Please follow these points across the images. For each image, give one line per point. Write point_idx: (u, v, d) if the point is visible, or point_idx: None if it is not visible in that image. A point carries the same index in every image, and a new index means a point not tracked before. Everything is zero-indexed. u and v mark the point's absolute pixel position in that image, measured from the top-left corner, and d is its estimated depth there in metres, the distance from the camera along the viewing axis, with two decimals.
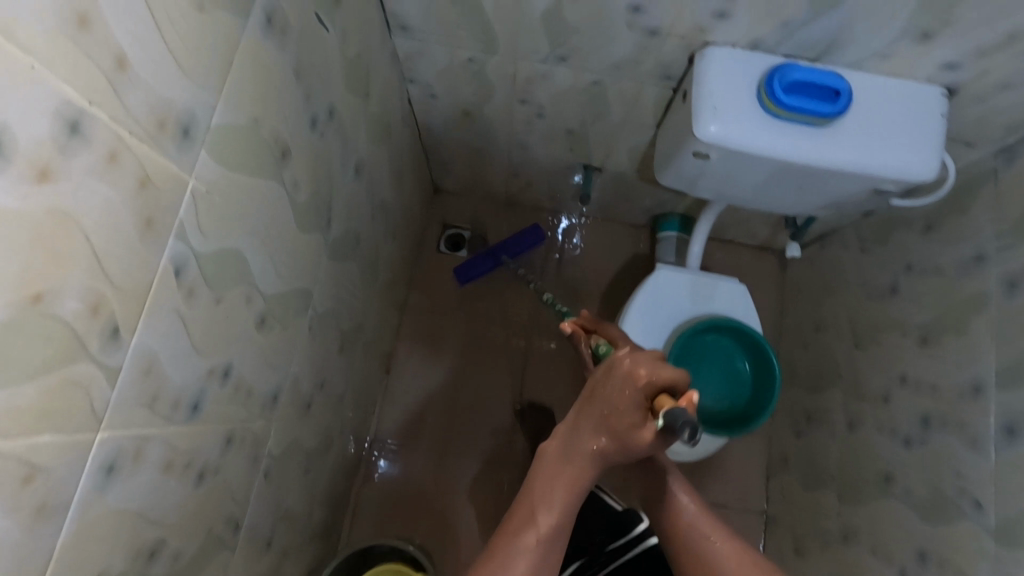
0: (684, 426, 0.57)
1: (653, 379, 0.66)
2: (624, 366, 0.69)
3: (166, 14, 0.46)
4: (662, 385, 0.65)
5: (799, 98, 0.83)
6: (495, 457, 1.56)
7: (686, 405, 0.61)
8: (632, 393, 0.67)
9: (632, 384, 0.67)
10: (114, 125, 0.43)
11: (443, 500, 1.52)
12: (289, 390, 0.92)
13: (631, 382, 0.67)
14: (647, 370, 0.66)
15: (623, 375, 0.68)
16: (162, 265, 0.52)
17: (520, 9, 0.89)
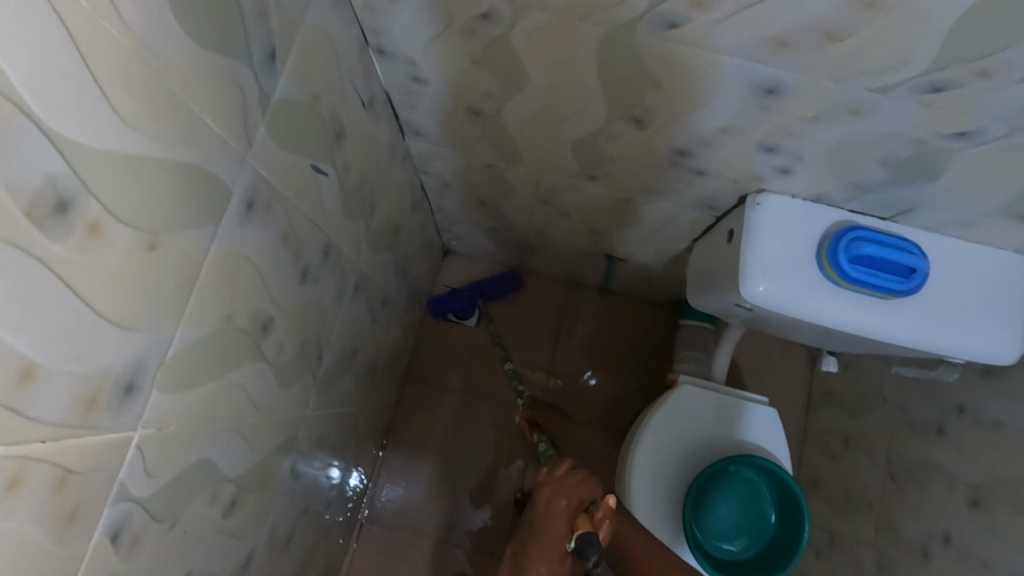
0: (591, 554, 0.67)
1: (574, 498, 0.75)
2: (548, 495, 0.78)
3: (100, 286, 0.36)
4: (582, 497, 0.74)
5: (868, 272, 0.72)
6: (501, 500, 1.41)
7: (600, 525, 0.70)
8: (562, 521, 0.75)
9: (558, 509, 0.75)
10: (18, 449, 0.33)
11: (441, 533, 1.39)
12: (267, 541, 0.83)
13: (558, 513, 0.75)
14: (567, 498, 0.76)
15: (550, 502, 0.77)
16: (93, 543, 0.42)
17: (550, 138, 0.78)
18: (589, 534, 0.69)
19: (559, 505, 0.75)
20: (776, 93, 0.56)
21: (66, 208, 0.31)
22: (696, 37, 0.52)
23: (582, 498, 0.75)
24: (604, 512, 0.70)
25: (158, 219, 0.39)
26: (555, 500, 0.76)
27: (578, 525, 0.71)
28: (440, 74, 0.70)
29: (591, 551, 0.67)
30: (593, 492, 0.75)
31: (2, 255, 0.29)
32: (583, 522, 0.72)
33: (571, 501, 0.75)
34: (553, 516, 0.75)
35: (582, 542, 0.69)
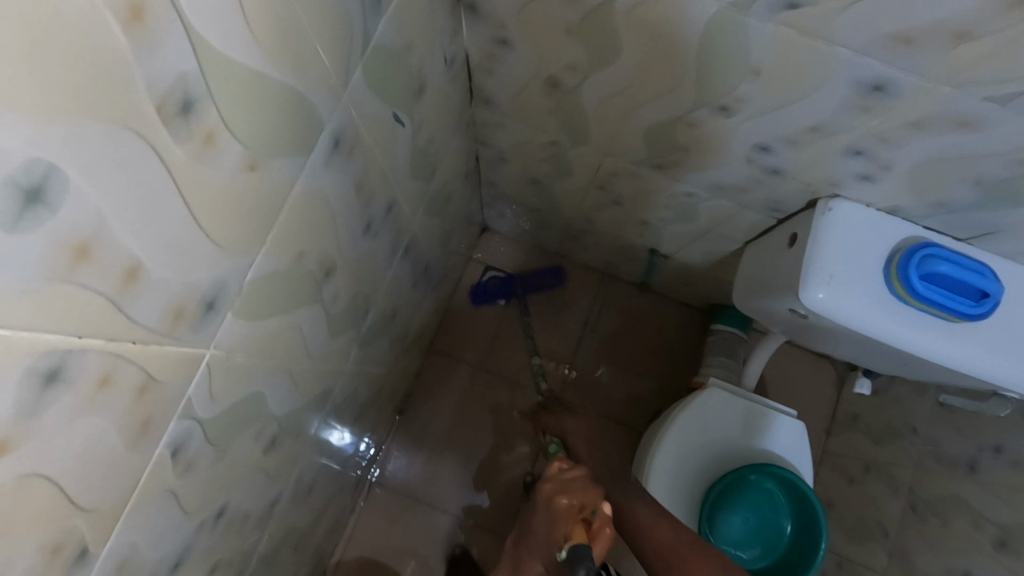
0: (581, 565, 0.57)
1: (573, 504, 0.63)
2: (544, 494, 0.65)
3: (206, 197, 0.36)
4: (581, 505, 0.63)
5: (936, 291, 0.70)
6: (510, 481, 1.41)
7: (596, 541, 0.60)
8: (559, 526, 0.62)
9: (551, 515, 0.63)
10: (108, 348, 0.32)
11: (448, 503, 1.40)
12: (294, 486, 0.84)
13: (556, 518, 0.63)
14: (569, 501, 0.63)
15: (544, 504, 0.64)
16: (156, 456, 0.42)
17: (624, 119, 0.77)
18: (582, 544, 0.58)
19: (559, 508, 0.63)
20: (883, 94, 0.55)
21: (190, 110, 0.31)
22: (813, 26, 0.50)
23: (584, 505, 0.63)
24: (603, 521, 0.62)
25: (262, 139, 0.39)
26: (552, 502, 0.64)
27: (574, 535, 0.60)
28: (526, 40, 0.68)
29: (582, 566, 0.56)
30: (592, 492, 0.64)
31: (131, 146, 0.28)
32: (579, 534, 0.61)
33: (572, 502, 0.63)
34: (550, 522, 0.63)
35: (576, 552, 0.58)
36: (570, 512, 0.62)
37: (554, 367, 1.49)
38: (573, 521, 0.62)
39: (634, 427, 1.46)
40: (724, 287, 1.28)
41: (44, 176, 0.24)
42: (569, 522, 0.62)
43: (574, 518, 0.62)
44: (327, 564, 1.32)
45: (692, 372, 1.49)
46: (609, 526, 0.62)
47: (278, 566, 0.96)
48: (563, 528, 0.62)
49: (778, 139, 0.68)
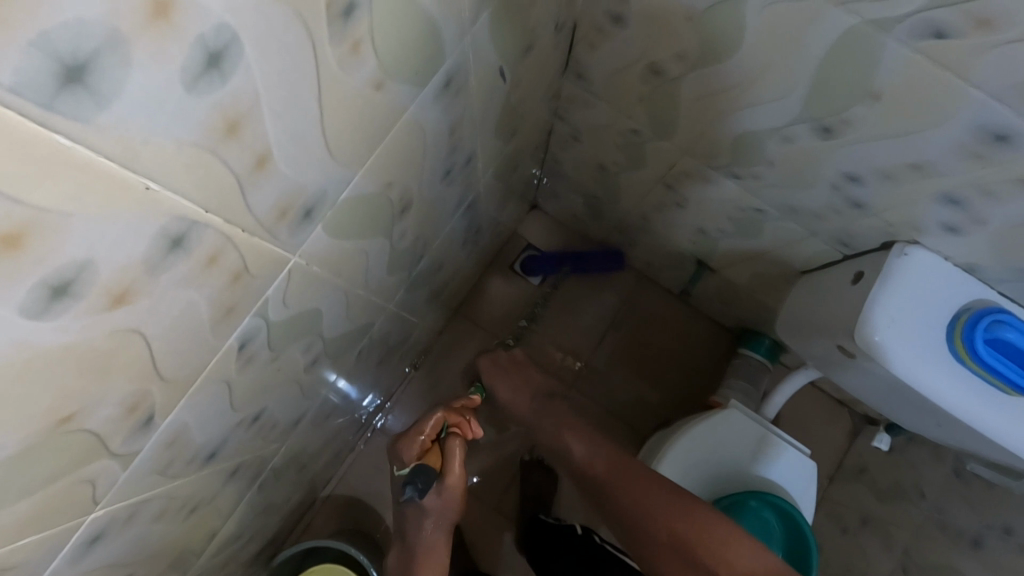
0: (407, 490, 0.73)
1: (423, 437, 0.81)
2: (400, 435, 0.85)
3: (337, 105, 0.36)
4: (424, 430, 0.82)
5: (998, 357, 0.70)
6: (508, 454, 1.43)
7: (450, 459, 0.79)
8: (415, 451, 0.82)
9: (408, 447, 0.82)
10: (223, 230, 0.34)
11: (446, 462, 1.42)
12: (316, 410, 0.86)
13: (406, 449, 0.82)
14: (421, 438, 0.81)
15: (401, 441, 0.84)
16: (228, 344, 0.43)
17: (718, 121, 0.75)
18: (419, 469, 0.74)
19: (411, 446, 0.81)
20: (1003, 143, 0.54)
21: (349, 14, 0.32)
22: (954, 58, 0.49)
23: (431, 428, 0.82)
24: (449, 443, 0.81)
25: (395, 62, 0.40)
26: (407, 440, 0.82)
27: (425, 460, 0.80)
28: (641, 20, 0.67)
29: (410, 484, 0.73)
30: (441, 417, 0.82)
31: (298, 36, 0.29)
32: (432, 458, 0.81)
33: (427, 433, 0.82)
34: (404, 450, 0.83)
35: (410, 475, 0.75)
36: (422, 442, 0.82)
37: (570, 354, 1.49)
38: (425, 447, 0.82)
39: (640, 430, 1.46)
40: (763, 312, 1.27)
41: (228, 43, 0.25)
42: (421, 449, 0.82)
43: (425, 446, 0.81)
44: (318, 494, 1.36)
45: (707, 389, 1.48)
46: (456, 445, 0.81)
47: (281, 484, 0.98)
48: (411, 455, 0.82)
49: (873, 169, 0.67)
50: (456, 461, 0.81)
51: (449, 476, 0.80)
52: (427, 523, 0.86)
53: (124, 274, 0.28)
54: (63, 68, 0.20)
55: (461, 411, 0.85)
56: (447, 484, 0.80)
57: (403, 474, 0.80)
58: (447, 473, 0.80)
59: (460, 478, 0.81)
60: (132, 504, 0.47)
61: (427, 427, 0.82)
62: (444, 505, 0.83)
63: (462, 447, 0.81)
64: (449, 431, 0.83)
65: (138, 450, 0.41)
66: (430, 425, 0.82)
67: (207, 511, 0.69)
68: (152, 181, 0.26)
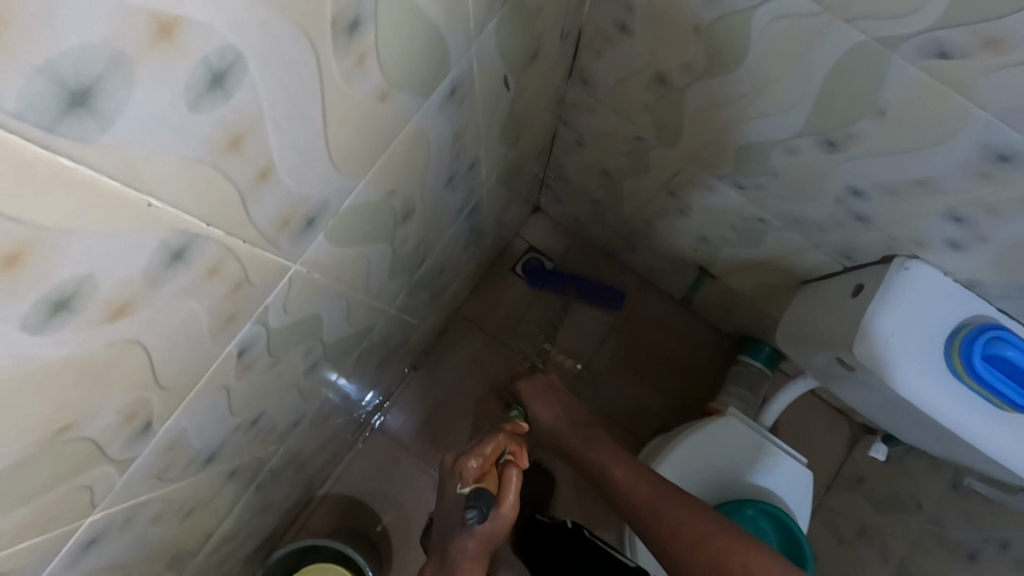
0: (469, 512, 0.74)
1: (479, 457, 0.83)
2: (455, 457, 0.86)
3: (341, 117, 0.36)
4: (485, 454, 0.83)
5: (995, 375, 0.69)
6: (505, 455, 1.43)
7: (507, 483, 0.78)
8: (472, 470, 0.82)
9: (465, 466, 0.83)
10: (224, 242, 0.34)
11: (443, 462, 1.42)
12: (314, 412, 0.86)
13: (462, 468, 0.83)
14: (476, 459, 0.83)
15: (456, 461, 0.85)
16: (227, 351, 0.43)
17: (723, 131, 0.75)
18: (481, 491, 0.75)
19: (467, 465, 0.82)
20: (1007, 163, 0.54)
21: (354, 29, 0.32)
22: (961, 78, 0.48)
23: (490, 452, 0.83)
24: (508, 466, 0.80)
25: (400, 73, 0.40)
26: (465, 462, 0.83)
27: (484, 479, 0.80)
28: (647, 30, 0.67)
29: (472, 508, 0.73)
30: (502, 442, 0.84)
31: (302, 53, 0.29)
32: (490, 481, 0.81)
33: (487, 454, 0.83)
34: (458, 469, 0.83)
35: (473, 499, 0.74)
36: (481, 462, 0.82)
37: (571, 356, 1.50)
38: (483, 470, 0.82)
39: (639, 435, 1.46)
40: (765, 320, 1.27)
41: (232, 62, 0.25)
42: (479, 472, 0.82)
43: (482, 470, 0.82)
44: (315, 493, 1.36)
45: (706, 395, 1.48)
46: (515, 469, 0.80)
47: (278, 484, 0.98)
48: (467, 477, 0.82)
49: (877, 184, 0.67)
50: (512, 490, 0.79)
51: (505, 504, 0.78)
52: (470, 546, 0.80)
53: (125, 288, 0.28)
54: (67, 92, 0.20)
55: (519, 441, 0.86)
56: (501, 510, 0.77)
57: (461, 493, 0.79)
58: (502, 500, 0.78)
59: (512, 508, 0.79)
60: (128, 508, 0.47)
61: (486, 449, 0.84)
62: (492, 531, 0.79)
63: (519, 474, 0.80)
64: (506, 456, 0.83)
65: (135, 457, 0.41)
66: (492, 447, 0.84)
67: (203, 512, 0.69)
68: (153, 198, 0.26)
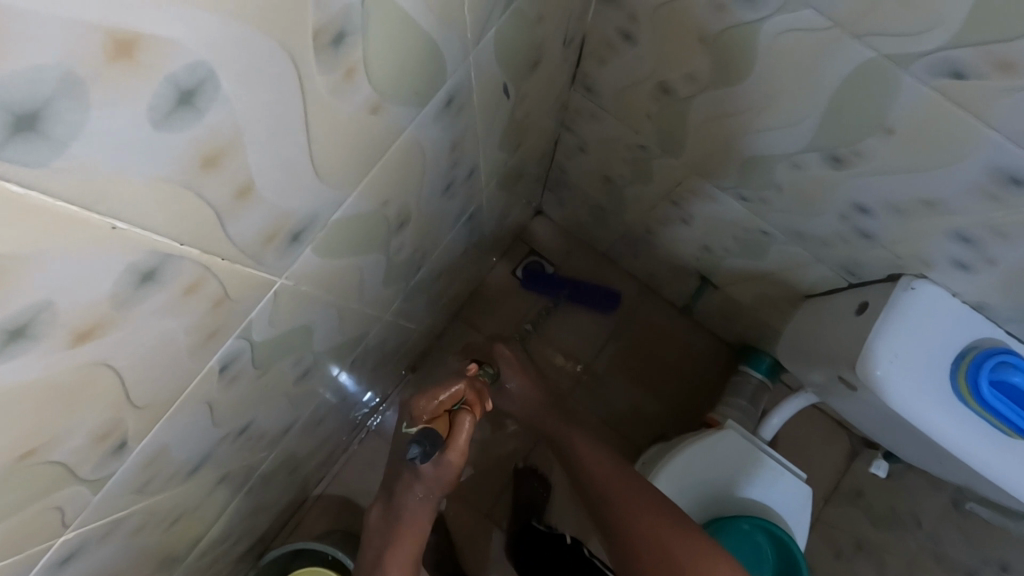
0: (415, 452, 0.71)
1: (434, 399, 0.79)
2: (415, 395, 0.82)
3: (328, 132, 0.35)
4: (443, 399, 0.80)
5: (1002, 401, 0.68)
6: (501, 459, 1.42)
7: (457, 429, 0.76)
8: (426, 409, 0.79)
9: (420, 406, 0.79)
10: (201, 260, 0.32)
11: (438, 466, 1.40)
12: (306, 417, 0.85)
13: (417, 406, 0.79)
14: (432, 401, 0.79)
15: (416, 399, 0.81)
16: (209, 366, 0.42)
17: (727, 143, 0.73)
18: (432, 433, 0.73)
19: (424, 405, 0.79)
20: (1019, 187, 0.52)
21: (340, 43, 0.30)
22: (973, 100, 0.47)
23: (447, 397, 0.80)
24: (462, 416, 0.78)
25: (391, 86, 0.38)
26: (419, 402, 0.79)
27: (435, 422, 0.77)
28: (651, 39, 0.65)
29: (420, 446, 0.71)
30: (460, 390, 0.81)
31: (283, 68, 0.28)
32: (439, 424, 0.78)
33: (443, 399, 0.80)
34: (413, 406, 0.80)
35: (419, 436, 0.72)
36: (436, 406, 0.79)
37: (570, 361, 1.48)
38: (435, 413, 0.79)
39: (636, 443, 1.44)
40: (766, 331, 1.25)
41: (203, 80, 0.24)
42: (431, 413, 0.79)
43: (436, 411, 0.79)
44: (309, 494, 1.35)
45: (706, 404, 1.46)
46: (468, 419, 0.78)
47: (270, 488, 0.97)
48: (419, 415, 0.79)
49: (884, 202, 0.65)
50: (461, 436, 0.78)
51: (451, 449, 0.77)
52: (417, 489, 0.83)
53: (89, 310, 0.27)
54: (13, 117, 0.18)
55: (479, 393, 0.84)
56: (449, 456, 0.77)
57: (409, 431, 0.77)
58: (450, 445, 0.77)
59: (461, 455, 0.79)
60: (106, 523, 0.46)
61: (441, 396, 0.80)
62: (435, 473, 0.80)
63: (470, 426, 0.78)
64: (461, 405, 0.81)
65: (111, 474, 0.40)
66: (447, 395, 0.80)
67: (189, 520, 0.68)
68: (118, 220, 0.25)
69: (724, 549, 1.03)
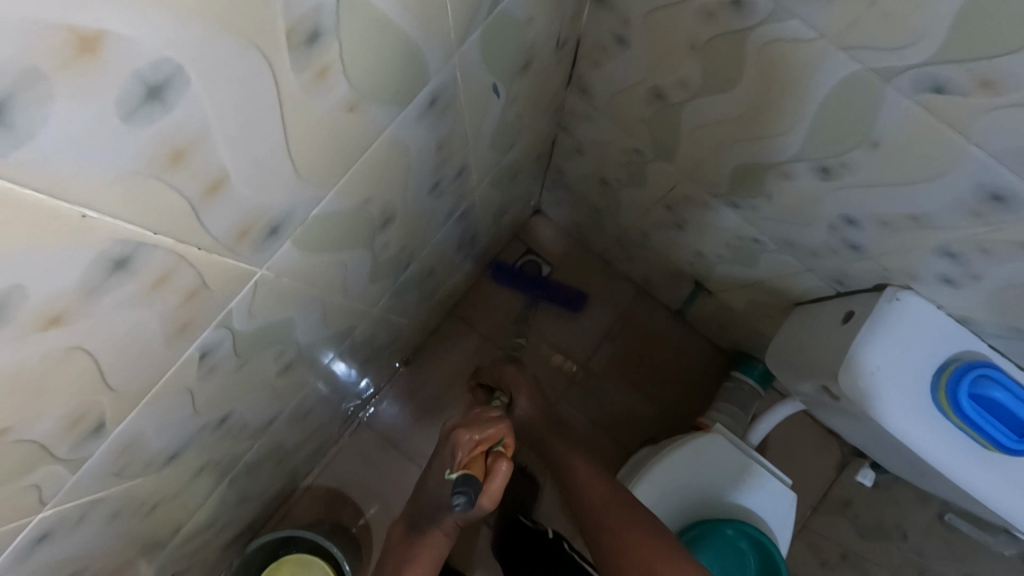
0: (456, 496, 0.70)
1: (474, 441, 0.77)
2: (457, 434, 0.79)
3: (304, 128, 0.35)
4: (480, 439, 0.78)
5: (981, 414, 0.68)
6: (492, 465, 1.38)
7: (494, 478, 0.73)
8: (465, 450, 0.77)
9: (462, 449, 0.77)
10: (176, 249, 0.33)
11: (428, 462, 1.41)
12: (293, 408, 0.86)
13: (458, 447, 0.77)
14: (468, 438, 0.77)
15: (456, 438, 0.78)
16: (187, 354, 0.43)
17: (718, 150, 0.73)
18: (468, 477, 0.70)
19: (461, 444, 0.77)
20: (1002, 204, 0.52)
21: (314, 42, 0.31)
22: (955, 116, 0.47)
23: (483, 438, 0.77)
24: (500, 458, 0.75)
25: (370, 84, 0.39)
26: (459, 440, 0.78)
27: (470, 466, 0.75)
28: (644, 44, 0.66)
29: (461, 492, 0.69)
30: (498, 433, 0.79)
31: (254, 66, 0.28)
32: (476, 468, 0.76)
33: (479, 440, 0.78)
34: (453, 450, 0.78)
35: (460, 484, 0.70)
36: (470, 446, 0.77)
37: (563, 360, 1.48)
38: (471, 456, 0.76)
39: (626, 445, 1.44)
40: (758, 339, 1.25)
41: (169, 77, 0.24)
42: (468, 456, 0.76)
43: (472, 452, 0.77)
44: (298, 484, 1.36)
45: (697, 410, 1.46)
46: (507, 462, 0.75)
47: (255, 477, 0.98)
48: (458, 457, 0.77)
49: (870, 215, 0.65)
50: (498, 481, 0.74)
51: (487, 496, 0.73)
52: (448, 517, 0.82)
53: (58, 298, 0.28)
54: None
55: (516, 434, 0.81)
56: (483, 501, 0.73)
57: (448, 474, 0.74)
58: (486, 491, 0.73)
59: (493, 500, 0.75)
60: (83, 504, 0.46)
61: (478, 436, 0.77)
62: (465, 516, 0.77)
63: (508, 470, 0.74)
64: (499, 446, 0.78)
65: (87, 456, 0.41)
66: (487, 433, 0.78)
67: (171, 505, 0.68)
68: (88, 209, 0.26)
69: (707, 548, 1.03)
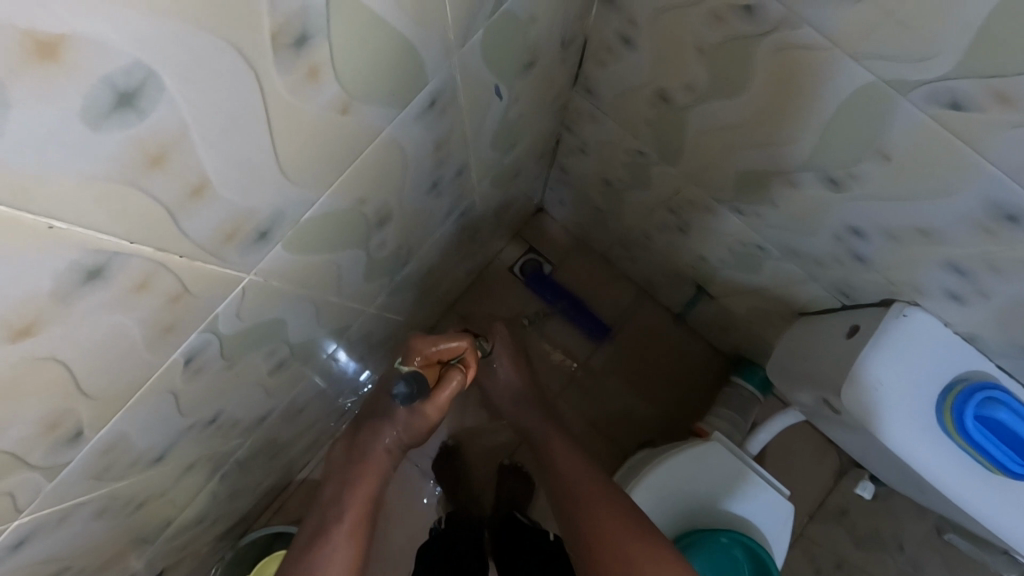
0: (404, 384, 0.71)
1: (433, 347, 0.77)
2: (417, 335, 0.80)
3: (293, 131, 0.34)
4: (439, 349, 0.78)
5: (986, 436, 0.67)
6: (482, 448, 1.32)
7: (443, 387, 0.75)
8: (420, 354, 0.77)
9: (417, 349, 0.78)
10: (156, 257, 0.32)
11: None
12: (286, 406, 0.85)
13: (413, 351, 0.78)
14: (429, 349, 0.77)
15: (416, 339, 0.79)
16: (171, 359, 0.42)
17: (725, 155, 0.72)
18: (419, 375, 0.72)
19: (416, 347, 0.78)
20: (1015, 223, 0.51)
21: (300, 44, 0.29)
22: (969, 130, 0.45)
23: (443, 349, 0.77)
24: (454, 370, 0.76)
25: (364, 86, 0.37)
26: (419, 344, 0.78)
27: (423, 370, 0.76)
28: (651, 46, 0.64)
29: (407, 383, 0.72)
30: (459, 345, 0.78)
31: (234, 69, 0.27)
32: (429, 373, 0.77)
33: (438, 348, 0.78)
34: (410, 349, 0.78)
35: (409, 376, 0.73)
36: (427, 354, 0.77)
37: (562, 359, 1.47)
38: (427, 362, 0.77)
39: (623, 446, 1.43)
40: (760, 345, 1.23)
41: (141, 81, 0.23)
42: (424, 362, 0.77)
43: (429, 360, 0.77)
44: (292, 477, 1.35)
45: (695, 413, 1.45)
46: (459, 375, 0.76)
47: (248, 472, 0.97)
48: (412, 358, 0.78)
49: (878, 227, 0.64)
50: (445, 393, 0.76)
51: (430, 401, 0.76)
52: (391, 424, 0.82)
53: (26, 308, 0.26)
54: None
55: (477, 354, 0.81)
56: (427, 405, 0.76)
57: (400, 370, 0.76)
58: (433, 397, 0.76)
59: (438, 409, 0.78)
60: (64, 508, 0.46)
61: (439, 345, 0.77)
62: (407, 415, 0.80)
63: (460, 381, 0.76)
64: (456, 362, 0.78)
65: (66, 462, 0.40)
66: (446, 342, 0.78)
67: (159, 502, 0.67)
68: (54, 219, 0.24)
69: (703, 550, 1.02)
